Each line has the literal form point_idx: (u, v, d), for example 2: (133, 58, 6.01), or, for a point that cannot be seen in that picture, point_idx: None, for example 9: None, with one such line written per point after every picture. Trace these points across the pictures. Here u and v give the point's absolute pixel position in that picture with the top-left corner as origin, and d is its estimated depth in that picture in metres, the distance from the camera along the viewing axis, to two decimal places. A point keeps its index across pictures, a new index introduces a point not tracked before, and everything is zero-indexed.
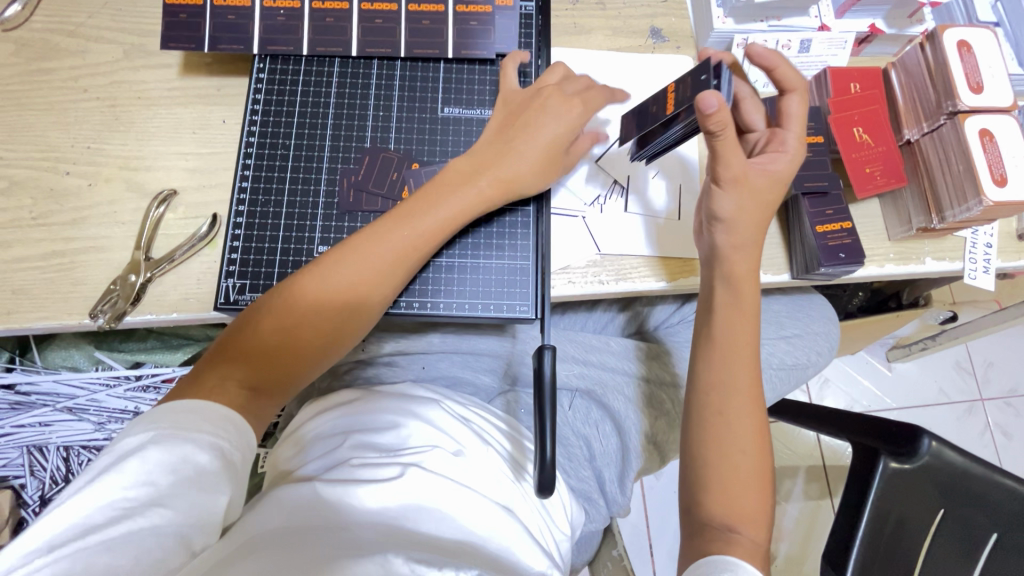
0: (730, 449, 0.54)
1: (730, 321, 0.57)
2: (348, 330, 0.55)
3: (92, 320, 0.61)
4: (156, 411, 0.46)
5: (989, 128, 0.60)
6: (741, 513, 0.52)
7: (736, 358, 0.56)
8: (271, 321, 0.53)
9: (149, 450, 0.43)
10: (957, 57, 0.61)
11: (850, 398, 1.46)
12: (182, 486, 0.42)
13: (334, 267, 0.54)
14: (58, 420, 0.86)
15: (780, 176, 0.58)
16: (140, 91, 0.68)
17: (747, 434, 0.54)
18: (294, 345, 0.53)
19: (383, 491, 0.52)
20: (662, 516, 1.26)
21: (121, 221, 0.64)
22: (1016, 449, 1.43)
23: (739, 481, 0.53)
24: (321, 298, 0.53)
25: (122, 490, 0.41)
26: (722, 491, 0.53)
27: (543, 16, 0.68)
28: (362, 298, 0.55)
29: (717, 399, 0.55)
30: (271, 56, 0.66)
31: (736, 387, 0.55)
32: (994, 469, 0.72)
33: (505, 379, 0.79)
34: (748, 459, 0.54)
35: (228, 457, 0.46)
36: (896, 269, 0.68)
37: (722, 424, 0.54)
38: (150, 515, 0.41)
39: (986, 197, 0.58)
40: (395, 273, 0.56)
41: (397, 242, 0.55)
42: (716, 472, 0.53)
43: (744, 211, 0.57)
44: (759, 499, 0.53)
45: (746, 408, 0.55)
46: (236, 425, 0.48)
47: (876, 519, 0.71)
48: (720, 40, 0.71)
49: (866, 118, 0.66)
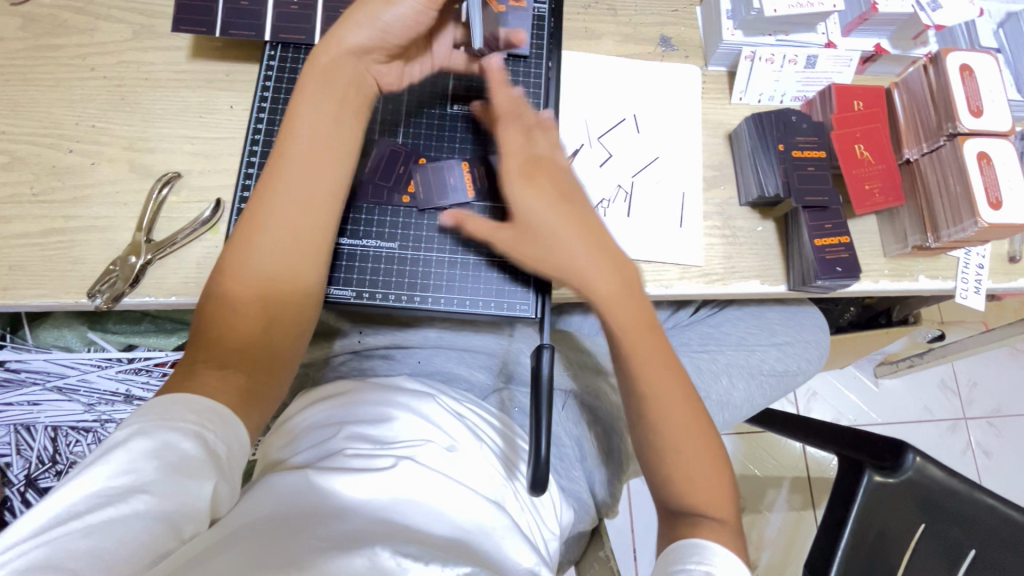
0: (669, 445, 0.55)
1: (626, 332, 0.57)
2: (299, 282, 0.55)
3: (89, 300, 0.60)
4: (149, 404, 0.47)
5: (987, 151, 0.61)
6: (707, 499, 0.53)
7: (647, 364, 0.56)
8: (220, 297, 0.53)
9: (135, 439, 0.43)
10: (958, 80, 0.62)
11: (836, 411, 1.48)
12: (167, 473, 0.42)
13: (251, 226, 0.54)
14: (48, 400, 0.85)
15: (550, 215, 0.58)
16: (147, 73, 0.68)
17: (675, 417, 0.55)
18: (250, 325, 0.53)
19: (360, 482, 0.52)
20: (645, 521, 1.27)
21: (123, 202, 0.64)
22: (995, 468, 1.45)
23: (691, 472, 0.54)
24: (254, 274, 0.53)
25: (108, 478, 0.41)
26: (682, 483, 0.54)
27: (556, 18, 0.69)
28: (290, 237, 0.55)
29: (639, 406, 0.56)
30: (283, 44, 0.65)
31: (652, 387, 0.56)
32: (974, 487, 0.73)
33: (500, 377, 0.80)
34: (691, 450, 0.54)
35: (214, 447, 0.46)
36: (890, 285, 0.69)
37: (653, 417, 0.55)
38: (135, 501, 0.40)
39: (981, 218, 0.59)
40: (319, 210, 0.56)
41: (296, 185, 0.55)
42: (666, 462, 0.55)
43: (574, 252, 0.58)
44: (715, 484, 0.54)
45: (666, 400, 0.55)
46: (223, 415, 0.48)
47: (858, 533, 0.72)
48: (728, 52, 0.72)
49: (867, 136, 0.67)
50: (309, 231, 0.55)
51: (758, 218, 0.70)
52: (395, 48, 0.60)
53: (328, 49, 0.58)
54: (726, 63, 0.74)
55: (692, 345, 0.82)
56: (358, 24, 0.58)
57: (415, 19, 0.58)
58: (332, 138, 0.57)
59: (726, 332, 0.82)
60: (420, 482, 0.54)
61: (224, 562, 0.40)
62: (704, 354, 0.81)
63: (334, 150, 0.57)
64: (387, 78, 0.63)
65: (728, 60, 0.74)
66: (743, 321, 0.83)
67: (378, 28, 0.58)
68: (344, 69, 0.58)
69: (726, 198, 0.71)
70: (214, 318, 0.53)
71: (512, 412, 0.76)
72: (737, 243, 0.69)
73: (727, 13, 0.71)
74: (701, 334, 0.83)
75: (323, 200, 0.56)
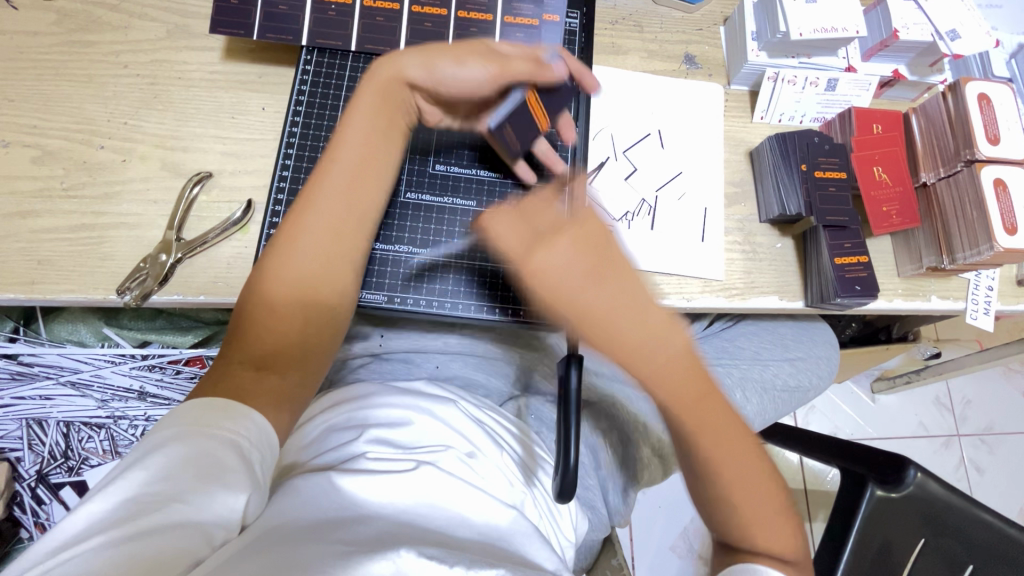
0: (739, 483, 0.51)
1: (690, 408, 0.49)
2: (330, 300, 0.56)
3: (118, 296, 0.60)
4: (180, 407, 0.46)
5: (1003, 179, 0.63)
6: (771, 542, 0.51)
7: (716, 427, 0.50)
8: (259, 299, 0.53)
9: (170, 445, 0.43)
10: (977, 108, 0.65)
11: (834, 425, 1.50)
12: (202, 480, 0.42)
13: (294, 227, 0.55)
14: (60, 395, 0.86)
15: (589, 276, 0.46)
16: (181, 72, 0.68)
17: (746, 457, 0.51)
18: (282, 329, 0.53)
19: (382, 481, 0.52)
20: (646, 530, 1.28)
21: (153, 200, 0.64)
22: (987, 484, 1.48)
23: (757, 517, 0.51)
24: (289, 277, 0.54)
25: (144, 483, 0.40)
26: (746, 527, 0.51)
27: (587, 33, 0.70)
28: (328, 254, 0.55)
29: (703, 460, 0.51)
30: (319, 49, 0.66)
31: (721, 454, 0.50)
32: (974, 504, 0.74)
33: (517, 384, 0.81)
34: (754, 484, 0.51)
35: (248, 455, 0.46)
36: (904, 304, 0.71)
37: (709, 478, 0.51)
38: (170, 509, 0.40)
39: (997, 243, 0.61)
40: (356, 231, 0.57)
41: (339, 195, 0.56)
42: (730, 500, 0.51)
43: (620, 325, 0.46)
44: (776, 514, 0.52)
45: (732, 451, 0.50)
46: (257, 422, 0.47)
47: (860, 545, 0.74)
48: (751, 72, 0.74)
49: (885, 158, 0.69)
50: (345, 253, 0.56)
51: (777, 235, 0.72)
52: (445, 96, 0.60)
53: (387, 72, 0.58)
54: (748, 82, 0.76)
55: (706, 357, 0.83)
56: (422, 60, 0.58)
57: (478, 87, 0.58)
58: (380, 160, 0.58)
59: (740, 346, 0.84)
60: (443, 489, 0.54)
61: (258, 561, 0.40)
62: (718, 366, 0.82)
63: (377, 171, 0.58)
64: (431, 117, 0.63)
65: (751, 80, 0.76)
66: (756, 335, 0.85)
67: (437, 76, 0.58)
68: (398, 95, 0.59)
69: (747, 214, 0.72)
70: (249, 321, 0.53)
71: (529, 418, 0.78)
72: (757, 258, 0.71)
73: (752, 35, 0.72)
74: (716, 346, 0.84)
75: (360, 223, 0.57)
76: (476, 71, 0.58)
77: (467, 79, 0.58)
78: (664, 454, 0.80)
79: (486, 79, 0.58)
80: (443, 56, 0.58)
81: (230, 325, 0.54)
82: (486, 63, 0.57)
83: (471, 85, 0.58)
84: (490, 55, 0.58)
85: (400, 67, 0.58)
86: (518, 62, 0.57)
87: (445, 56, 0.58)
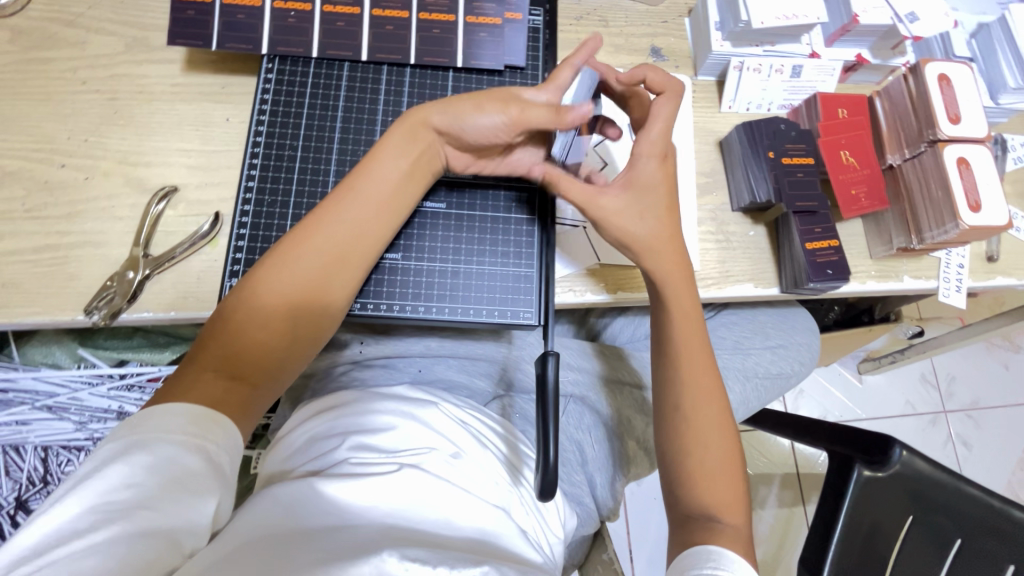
0: (702, 441, 0.56)
1: (680, 324, 0.59)
2: (316, 323, 0.55)
3: (86, 317, 0.59)
4: (138, 414, 0.45)
5: (966, 157, 0.64)
6: (722, 502, 0.54)
7: (692, 365, 0.58)
8: (246, 304, 0.52)
9: (133, 453, 0.41)
10: (937, 88, 0.66)
11: (823, 408, 1.52)
12: (168, 487, 0.41)
13: (301, 243, 0.54)
14: (36, 420, 0.83)
15: (644, 183, 0.59)
16: (141, 86, 0.67)
17: (713, 403, 0.57)
18: (262, 342, 0.52)
19: (361, 484, 0.52)
20: (641, 522, 1.29)
21: (118, 217, 0.63)
22: (976, 459, 1.50)
23: (710, 473, 0.55)
24: (278, 293, 0.53)
25: (106, 493, 0.39)
26: (700, 477, 0.55)
27: (550, 30, 0.69)
28: (328, 282, 0.55)
29: (673, 397, 0.58)
30: (280, 56, 0.65)
31: (700, 403, 0.57)
32: (959, 478, 0.75)
33: (500, 384, 0.80)
34: (715, 452, 0.55)
35: (217, 459, 0.45)
36: (877, 286, 0.71)
37: (680, 421, 0.57)
38: (137, 518, 0.39)
39: (962, 221, 0.62)
40: (356, 262, 0.56)
41: (348, 222, 0.55)
42: (690, 460, 0.55)
43: (640, 224, 0.59)
44: (735, 489, 0.55)
45: (699, 399, 0.57)
46: (224, 426, 0.46)
47: (852, 526, 0.74)
48: (716, 62, 0.74)
49: (852, 142, 0.70)
50: (345, 286, 0.56)
51: (750, 224, 0.72)
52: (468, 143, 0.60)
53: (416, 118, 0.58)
54: (715, 72, 0.76)
55: None
56: (449, 106, 0.58)
57: (496, 133, 0.58)
58: (397, 200, 0.58)
59: (721, 335, 0.84)
60: (425, 489, 0.54)
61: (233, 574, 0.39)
62: None
63: (390, 207, 0.58)
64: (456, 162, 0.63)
65: (716, 70, 0.76)
66: (737, 324, 0.86)
67: (462, 127, 0.58)
68: (423, 137, 0.58)
69: (720, 204, 0.72)
70: (230, 328, 0.52)
71: (514, 418, 0.78)
72: (731, 247, 0.71)
73: (715, 25, 0.73)
74: None
75: (364, 257, 0.57)
76: (497, 121, 0.57)
77: (487, 128, 0.57)
78: (647, 446, 0.80)
79: (506, 126, 0.57)
80: (470, 106, 0.57)
81: (202, 330, 0.53)
82: (505, 114, 0.57)
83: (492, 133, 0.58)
84: (508, 103, 0.57)
85: (434, 109, 0.58)
86: (535, 109, 0.56)
87: (471, 103, 0.57)
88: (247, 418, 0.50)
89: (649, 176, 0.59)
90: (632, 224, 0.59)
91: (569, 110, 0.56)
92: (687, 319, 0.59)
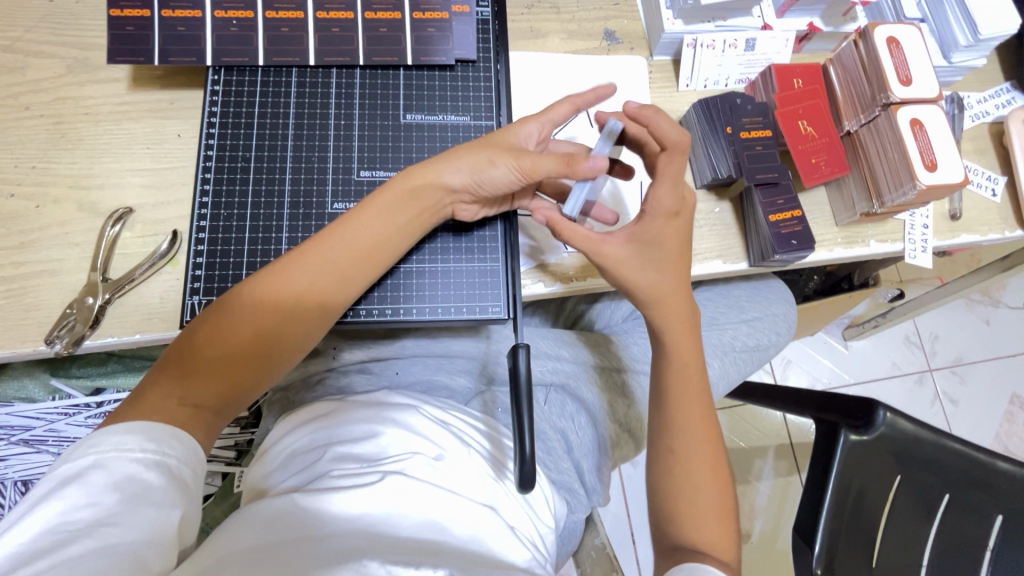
0: (691, 484, 0.56)
1: (676, 365, 0.60)
2: (282, 354, 0.54)
3: (47, 347, 0.58)
4: (93, 433, 0.44)
5: (919, 118, 0.65)
6: (708, 542, 0.54)
7: (687, 407, 0.59)
8: (213, 330, 0.51)
9: (90, 473, 0.41)
10: (887, 52, 0.66)
11: (812, 376, 1.54)
12: (129, 504, 0.41)
13: (278, 276, 0.53)
14: (13, 454, 0.82)
15: (649, 238, 0.59)
16: (87, 107, 0.66)
17: (704, 445, 0.58)
18: (226, 362, 0.51)
19: (346, 499, 0.52)
20: (640, 504, 1.30)
21: (73, 242, 0.62)
22: (963, 414, 1.53)
23: (699, 511, 0.55)
24: (253, 313, 0.52)
25: (64, 513, 0.39)
26: (689, 517, 0.56)
27: (499, 20, 0.69)
28: (295, 326, 0.54)
29: (668, 439, 0.59)
30: (226, 67, 0.64)
31: (690, 446, 0.58)
32: (943, 435, 0.76)
33: (482, 379, 0.80)
34: (707, 495, 0.56)
35: (178, 474, 0.45)
36: (844, 252, 0.72)
37: (674, 466, 0.58)
38: (98, 536, 0.39)
39: (919, 181, 0.62)
40: (329, 301, 0.55)
41: (332, 257, 0.54)
42: (679, 500, 0.56)
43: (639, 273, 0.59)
44: (721, 526, 0.55)
45: (691, 440, 0.58)
46: (184, 442, 0.46)
47: (841, 489, 0.75)
48: (670, 41, 0.73)
49: (809, 111, 0.70)
50: (310, 332, 0.55)
51: (714, 200, 0.72)
52: (481, 195, 0.59)
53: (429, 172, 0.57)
54: (669, 52, 0.76)
55: None
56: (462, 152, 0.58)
57: (505, 185, 0.58)
58: (384, 247, 0.57)
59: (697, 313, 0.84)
60: (408, 495, 0.54)
61: None
62: None
63: (380, 253, 0.57)
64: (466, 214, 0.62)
65: (671, 49, 0.76)
66: (712, 301, 0.86)
67: (471, 180, 0.57)
68: (430, 194, 0.58)
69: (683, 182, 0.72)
70: (198, 343, 0.51)
71: (497, 412, 0.77)
72: (697, 225, 0.71)
73: (666, 4, 0.72)
74: None
75: (332, 304, 0.55)
76: (505, 173, 0.57)
77: (495, 180, 0.57)
78: (631, 428, 0.82)
79: (515, 178, 0.57)
80: (484, 155, 0.57)
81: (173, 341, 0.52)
82: (516, 167, 0.56)
83: (500, 183, 0.57)
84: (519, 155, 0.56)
85: (449, 158, 0.58)
86: (544, 161, 0.56)
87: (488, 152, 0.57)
88: (209, 435, 0.51)
89: (655, 232, 0.59)
90: (635, 277, 0.59)
91: (584, 162, 0.56)
92: (685, 362, 0.60)
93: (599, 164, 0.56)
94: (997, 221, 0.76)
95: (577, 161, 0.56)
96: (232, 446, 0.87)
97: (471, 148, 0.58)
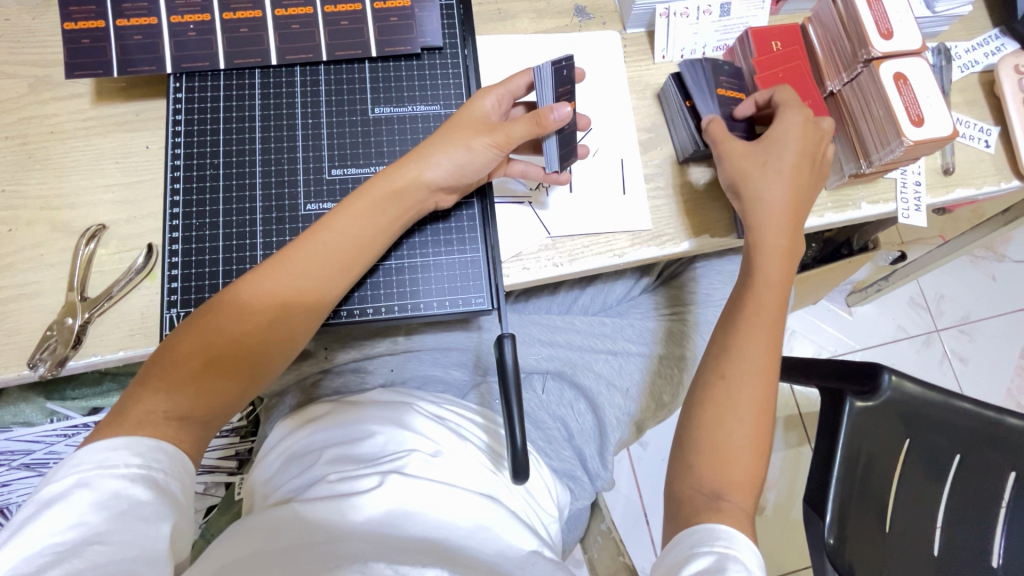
0: (730, 417, 0.54)
1: (757, 297, 0.59)
2: (267, 362, 0.53)
3: (31, 371, 0.58)
4: (78, 452, 0.43)
5: (903, 72, 0.62)
6: (728, 480, 0.52)
7: (749, 336, 0.57)
8: (198, 336, 0.50)
9: (75, 492, 0.41)
10: (866, 5, 0.63)
11: (817, 346, 1.52)
12: (117, 521, 0.40)
13: (266, 277, 0.53)
14: (16, 479, 0.81)
15: (777, 137, 0.61)
16: (52, 126, 0.65)
17: (755, 373, 0.56)
18: (213, 369, 0.50)
19: (348, 511, 0.51)
20: (651, 484, 1.30)
21: (49, 264, 0.61)
22: (973, 372, 1.51)
23: (733, 449, 0.53)
24: (239, 320, 0.51)
25: (53, 535, 0.39)
26: (718, 457, 0.53)
27: (464, 4, 0.67)
28: (282, 327, 0.53)
29: (719, 363, 0.57)
30: (187, 73, 0.63)
31: (736, 384, 0.55)
32: (949, 395, 0.74)
33: (477, 371, 0.78)
34: (744, 426, 0.54)
35: (166, 487, 0.44)
36: (835, 217, 0.70)
37: (721, 395, 0.55)
38: (85, 555, 0.38)
39: (906, 137, 0.60)
40: (315, 304, 0.54)
41: (316, 257, 0.54)
42: (715, 433, 0.54)
43: (769, 171, 0.60)
44: (750, 470, 0.53)
45: (747, 369, 0.56)
46: (168, 452, 0.46)
47: (849, 457, 0.72)
48: (642, 12, 0.71)
49: (790, 74, 0.68)
50: (296, 336, 0.54)
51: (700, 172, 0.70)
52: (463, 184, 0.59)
53: (405, 174, 0.57)
54: (643, 23, 0.73)
55: (658, 307, 0.82)
56: (444, 139, 0.57)
57: (488, 165, 0.58)
58: (365, 250, 0.56)
59: (690, 289, 0.83)
60: (410, 492, 0.53)
61: None
62: (674, 315, 0.81)
63: (363, 252, 0.56)
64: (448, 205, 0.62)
65: (645, 20, 0.73)
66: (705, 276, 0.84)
67: (455, 169, 0.57)
68: (412, 194, 0.57)
69: (666, 157, 0.71)
70: (181, 352, 0.50)
71: (494, 402, 0.76)
72: (684, 199, 0.69)
73: None
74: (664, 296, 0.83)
75: (319, 307, 0.54)
76: (483, 155, 0.57)
77: (474, 162, 0.57)
78: (640, 421, 0.79)
79: (493, 153, 0.57)
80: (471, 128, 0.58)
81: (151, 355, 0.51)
82: (490, 142, 0.56)
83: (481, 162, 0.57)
84: (494, 130, 0.57)
85: (433, 151, 0.57)
86: (516, 128, 0.56)
87: (469, 136, 0.57)
88: (198, 448, 0.49)
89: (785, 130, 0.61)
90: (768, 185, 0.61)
91: (548, 113, 0.54)
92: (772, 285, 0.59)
93: (565, 110, 0.54)
94: (992, 172, 0.74)
95: (543, 114, 0.54)
96: (233, 455, 0.87)
97: (441, 140, 0.57)
